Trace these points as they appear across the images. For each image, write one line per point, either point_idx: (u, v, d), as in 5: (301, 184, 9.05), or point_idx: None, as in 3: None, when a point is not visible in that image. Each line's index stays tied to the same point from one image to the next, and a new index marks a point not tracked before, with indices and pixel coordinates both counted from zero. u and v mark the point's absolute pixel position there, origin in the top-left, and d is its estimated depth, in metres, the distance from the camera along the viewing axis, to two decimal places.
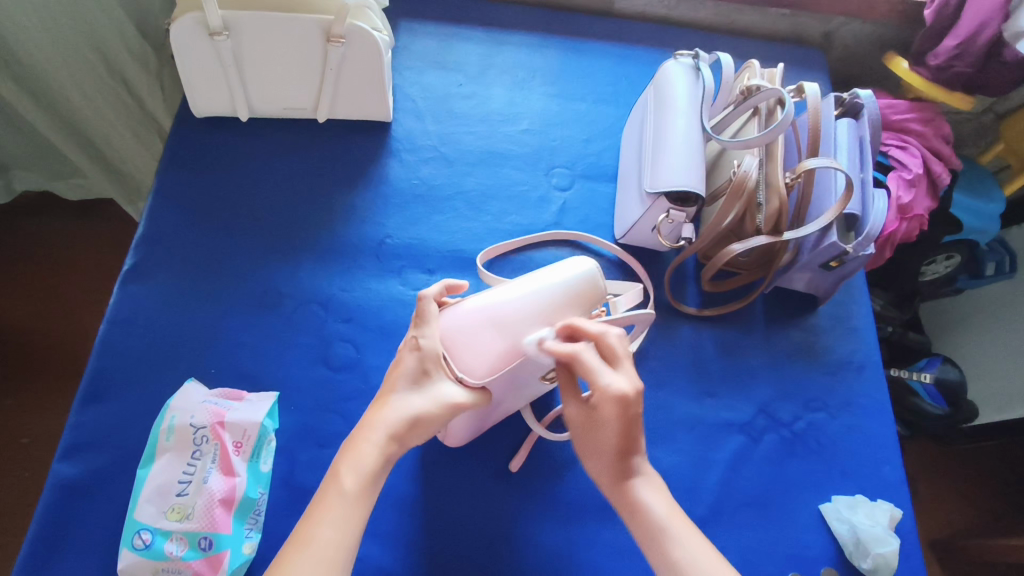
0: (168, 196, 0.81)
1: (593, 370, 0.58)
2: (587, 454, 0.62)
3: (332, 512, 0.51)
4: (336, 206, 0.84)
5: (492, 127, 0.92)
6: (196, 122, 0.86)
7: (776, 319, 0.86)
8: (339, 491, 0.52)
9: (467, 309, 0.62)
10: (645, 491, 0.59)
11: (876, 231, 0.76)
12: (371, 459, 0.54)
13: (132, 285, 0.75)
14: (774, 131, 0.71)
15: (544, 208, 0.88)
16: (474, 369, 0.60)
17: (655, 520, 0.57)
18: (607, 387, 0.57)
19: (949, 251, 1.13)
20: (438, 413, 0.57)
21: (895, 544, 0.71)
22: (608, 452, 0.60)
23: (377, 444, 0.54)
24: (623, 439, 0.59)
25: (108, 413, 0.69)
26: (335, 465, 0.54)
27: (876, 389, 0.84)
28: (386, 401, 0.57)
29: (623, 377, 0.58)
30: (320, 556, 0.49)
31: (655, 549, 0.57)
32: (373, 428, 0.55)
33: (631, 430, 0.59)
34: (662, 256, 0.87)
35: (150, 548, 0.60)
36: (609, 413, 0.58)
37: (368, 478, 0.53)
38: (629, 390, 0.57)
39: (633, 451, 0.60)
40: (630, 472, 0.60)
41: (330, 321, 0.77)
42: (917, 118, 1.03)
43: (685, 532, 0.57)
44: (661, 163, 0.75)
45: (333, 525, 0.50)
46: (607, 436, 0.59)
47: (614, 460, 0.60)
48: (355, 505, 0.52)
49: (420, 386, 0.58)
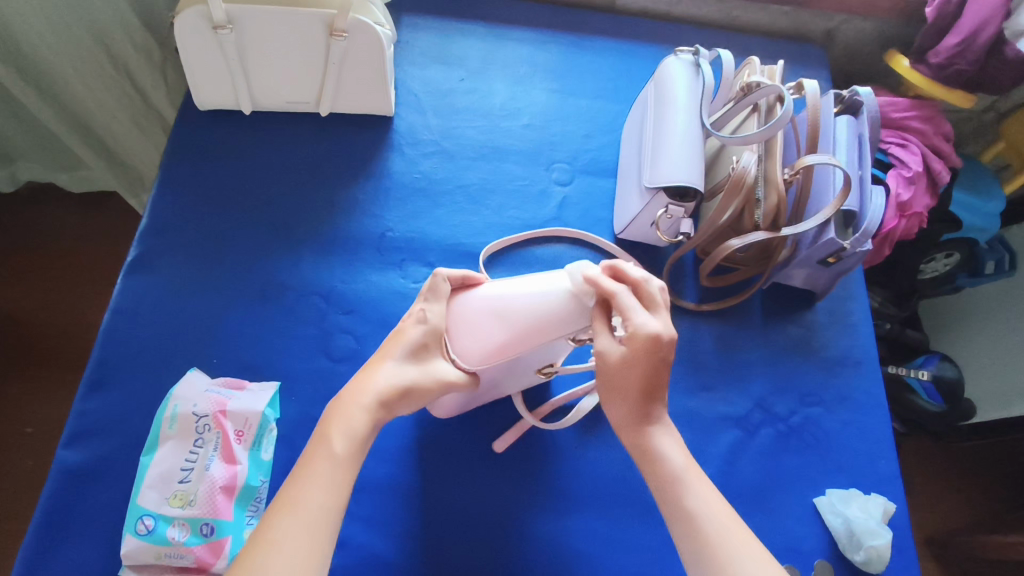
0: (172, 188, 0.82)
1: (629, 310, 0.59)
2: (609, 396, 0.62)
3: (319, 472, 0.52)
4: (338, 199, 0.84)
5: (494, 121, 0.93)
6: (199, 114, 0.87)
7: (774, 315, 0.87)
8: (328, 454, 0.53)
9: (476, 295, 0.64)
10: (663, 439, 0.61)
11: (872, 229, 0.76)
12: (360, 425, 0.54)
13: (135, 275, 0.76)
14: (773, 127, 0.71)
15: (544, 203, 0.88)
16: (468, 353, 0.62)
17: (674, 468, 0.59)
18: (643, 326, 0.58)
19: (949, 250, 1.11)
20: (430, 387, 0.59)
21: (887, 537, 0.72)
22: (633, 394, 0.61)
23: (365, 408, 0.55)
24: (648, 382, 0.60)
25: (112, 401, 0.70)
26: (324, 428, 0.54)
27: (872, 384, 0.85)
28: (378, 368, 0.58)
29: (657, 321, 0.60)
30: (305, 515, 0.50)
31: (670, 496, 0.59)
32: (363, 394, 0.56)
33: (658, 374, 0.60)
34: (661, 251, 0.88)
35: (154, 534, 0.61)
36: (637, 351, 0.58)
37: (357, 443, 0.54)
38: (664, 332, 0.59)
39: (658, 394, 0.61)
40: (652, 418, 0.61)
41: (331, 313, 0.78)
42: (917, 116, 1.03)
43: (699, 481, 0.59)
44: (661, 158, 0.76)
45: (319, 485, 0.51)
46: (636, 376, 0.59)
47: (638, 403, 0.61)
48: (343, 468, 0.53)
49: (415, 358, 0.59)
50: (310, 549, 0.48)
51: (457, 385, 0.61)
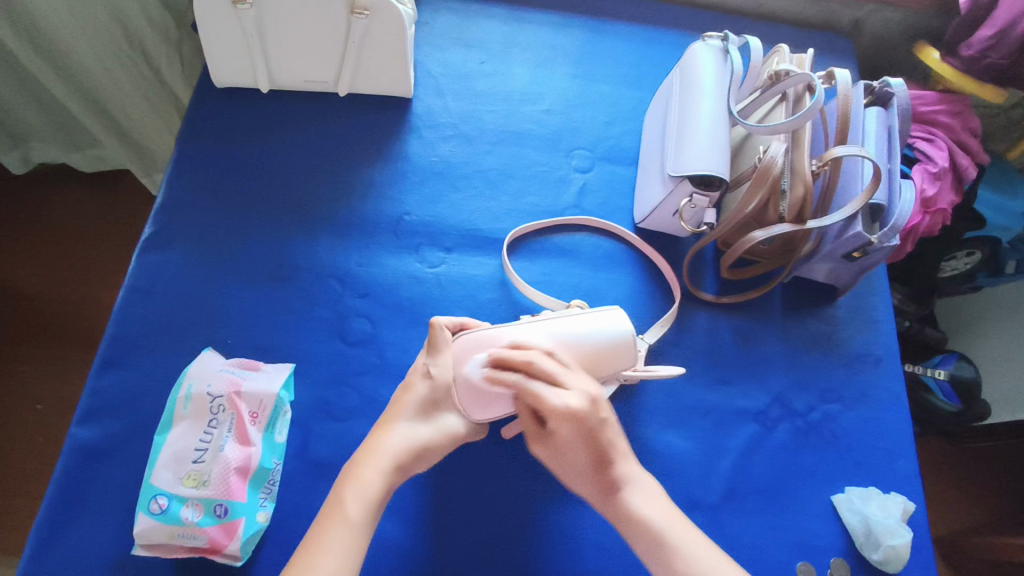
0: (187, 166, 0.81)
1: (540, 394, 0.60)
2: (564, 472, 0.62)
3: (333, 540, 0.53)
4: (354, 181, 0.83)
5: (514, 106, 0.91)
6: (217, 92, 0.86)
7: (796, 309, 0.85)
8: (343, 519, 0.54)
9: (478, 341, 0.65)
10: (636, 500, 0.60)
11: (902, 223, 0.74)
12: (374, 488, 0.56)
13: (150, 253, 0.75)
14: (802, 118, 0.70)
15: (564, 189, 0.87)
16: (479, 406, 0.63)
17: (655, 528, 0.58)
18: (556, 409, 0.59)
19: (970, 248, 1.09)
20: (442, 443, 0.61)
21: (906, 537, 0.71)
22: (584, 469, 0.61)
23: (379, 472, 0.57)
24: (593, 452, 0.61)
25: (127, 380, 0.69)
26: (338, 493, 0.56)
27: (894, 382, 0.83)
28: (391, 428, 0.60)
29: (571, 394, 0.61)
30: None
31: (661, 560, 0.57)
32: (377, 456, 0.58)
33: (597, 442, 0.61)
34: (681, 242, 0.86)
35: (167, 513, 0.60)
36: (568, 432, 0.60)
37: (371, 507, 0.55)
38: (577, 407, 0.60)
39: (610, 460, 0.61)
40: (616, 483, 0.61)
41: (347, 296, 0.77)
42: (945, 110, 1.01)
43: (685, 534, 0.58)
44: (686, 146, 0.74)
45: (334, 556, 0.52)
46: (579, 448, 0.61)
47: (593, 475, 0.61)
48: (356, 535, 0.53)
49: (425, 416, 0.62)
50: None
51: (468, 437, 0.64)
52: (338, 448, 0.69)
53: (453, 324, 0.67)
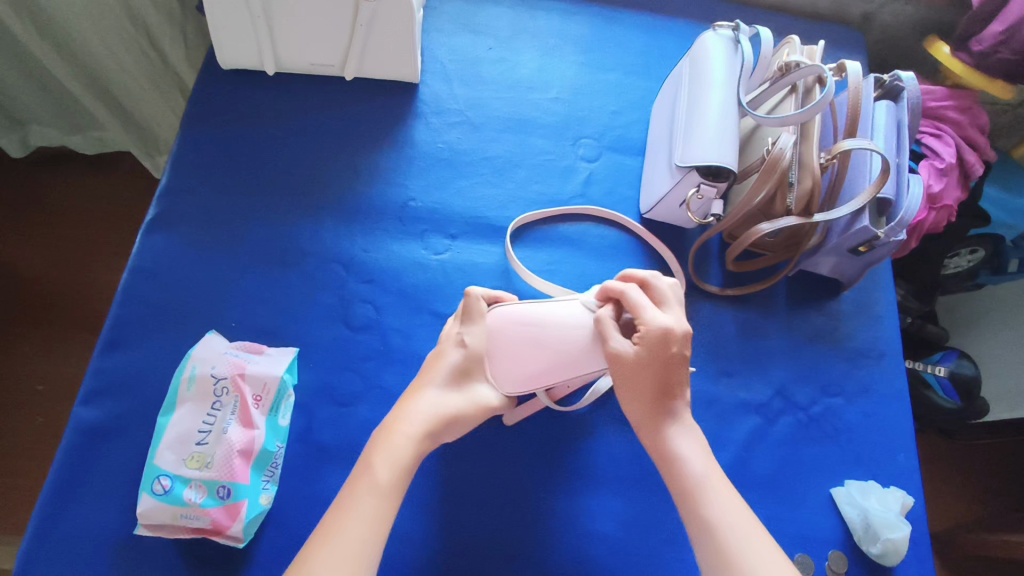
0: (192, 148, 0.80)
1: (640, 303, 0.62)
2: (627, 396, 0.61)
3: (363, 503, 0.53)
4: (360, 166, 0.83)
5: (521, 93, 0.91)
6: (222, 74, 0.85)
7: (800, 303, 0.85)
8: (370, 481, 0.54)
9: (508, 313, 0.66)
10: (684, 442, 0.60)
11: (909, 218, 0.74)
12: (405, 453, 0.56)
13: (155, 234, 0.75)
14: (813, 109, 0.69)
15: (570, 178, 0.87)
16: (506, 377, 0.65)
17: (694, 476, 0.58)
18: (659, 321, 0.60)
19: (972, 246, 1.09)
20: (472, 412, 0.61)
21: (905, 530, 0.71)
22: (647, 394, 0.60)
23: (410, 437, 0.57)
24: (659, 382, 0.60)
25: (130, 360, 0.69)
26: (368, 455, 0.56)
27: (896, 377, 0.83)
28: (422, 394, 0.60)
29: (669, 318, 0.61)
30: (347, 546, 0.50)
31: (691, 503, 0.57)
32: (406, 422, 0.58)
33: (670, 374, 0.60)
34: (687, 233, 0.86)
35: (170, 494, 0.61)
36: (653, 350, 0.60)
37: (400, 471, 0.55)
38: (677, 326, 0.61)
39: (673, 394, 0.61)
40: (670, 415, 0.61)
41: (351, 281, 0.76)
42: (954, 105, 1.00)
43: (722, 493, 0.57)
44: (694, 137, 0.74)
45: (364, 519, 0.52)
46: (648, 377, 0.60)
47: (653, 402, 0.60)
48: (384, 498, 0.53)
49: (456, 384, 0.62)
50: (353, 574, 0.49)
51: (498, 408, 0.64)
52: (341, 433, 0.69)
53: (487, 296, 0.68)
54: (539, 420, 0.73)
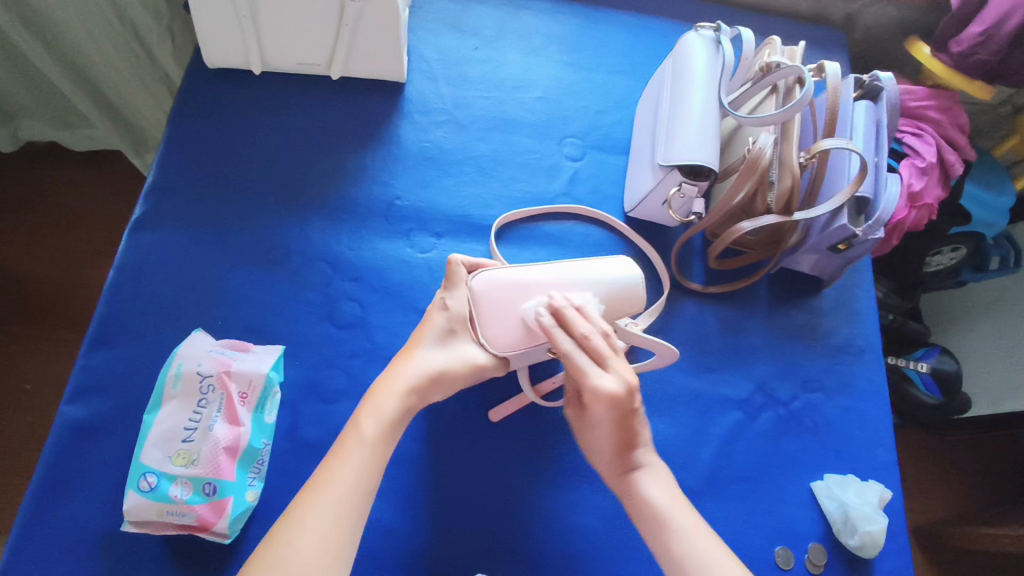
0: (179, 146, 0.81)
1: (585, 370, 0.59)
2: (590, 453, 0.65)
3: (352, 456, 0.55)
4: (346, 165, 0.83)
5: (505, 93, 0.91)
6: (210, 73, 0.86)
7: (781, 300, 0.86)
8: (359, 438, 0.56)
9: (491, 278, 0.66)
10: (647, 482, 0.61)
11: (886, 217, 0.75)
12: (391, 410, 0.58)
13: (140, 234, 0.75)
14: (792, 109, 0.70)
15: (555, 177, 0.88)
16: (498, 339, 0.65)
17: (654, 507, 0.60)
18: (597, 389, 0.58)
19: (955, 244, 1.10)
20: (461, 370, 0.62)
21: (882, 523, 0.72)
22: (609, 448, 0.63)
23: (399, 393, 0.59)
24: (623, 434, 0.62)
25: (116, 359, 0.69)
26: (356, 415, 0.58)
27: (875, 372, 0.85)
28: (413, 355, 0.62)
29: (611, 379, 0.59)
30: (334, 494, 0.52)
31: (657, 537, 0.59)
32: (395, 380, 0.60)
33: (626, 426, 0.61)
34: (670, 231, 0.87)
35: (156, 491, 0.61)
36: (601, 413, 0.60)
37: (387, 426, 0.57)
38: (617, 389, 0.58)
39: (634, 444, 0.62)
40: (633, 466, 0.62)
41: (336, 279, 0.77)
42: (935, 105, 1.02)
43: (682, 516, 0.59)
44: (676, 136, 0.75)
45: (352, 468, 0.54)
46: (606, 433, 0.62)
47: (616, 455, 0.63)
48: (374, 451, 0.56)
49: (444, 344, 0.64)
50: (337, 522, 0.51)
51: (488, 367, 0.65)
52: (328, 430, 0.70)
53: (470, 263, 0.69)
54: (523, 416, 0.74)
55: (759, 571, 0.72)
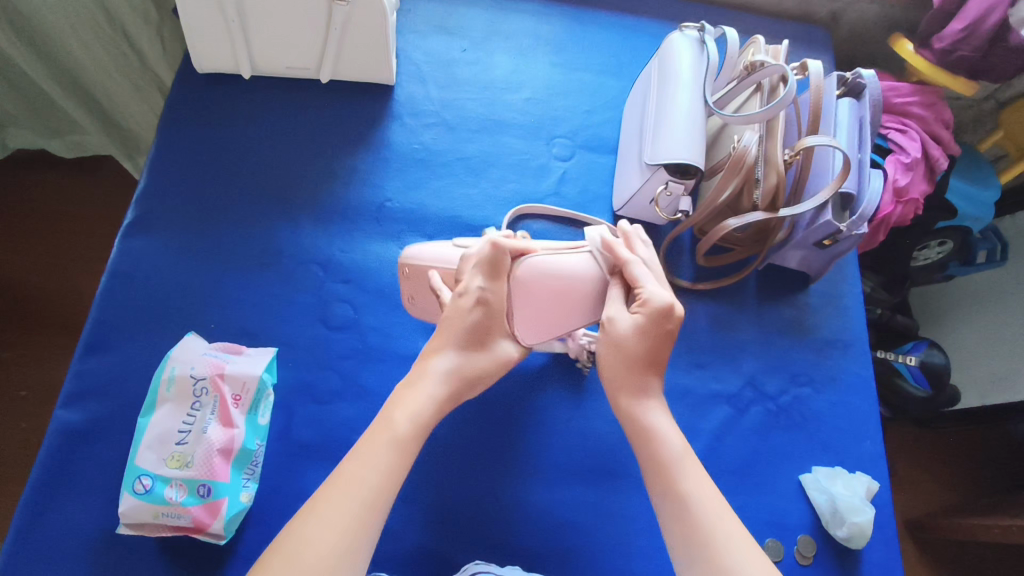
0: (170, 151, 0.81)
1: (641, 276, 0.59)
2: (605, 367, 0.59)
3: (381, 442, 0.53)
4: (337, 168, 0.84)
5: (494, 94, 0.92)
6: (199, 78, 0.86)
7: (769, 297, 0.87)
8: (390, 432, 0.53)
9: (531, 269, 0.61)
10: (659, 416, 0.58)
11: (870, 212, 0.76)
12: (426, 409, 0.55)
13: (132, 239, 0.76)
14: (776, 107, 0.71)
15: (545, 177, 0.88)
16: (528, 331, 0.62)
17: (673, 452, 0.56)
18: (658, 300, 0.58)
19: (943, 237, 1.11)
20: (492, 368, 0.59)
21: (869, 514, 0.73)
22: (631, 368, 0.58)
23: (439, 376, 0.57)
24: (653, 351, 0.58)
25: (109, 363, 0.70)
26: (387, 409, 0.55)
27: (862, 366, 0.86)
28: (442, 355, 0.57)
29: (666, 291, 0.59)
30: (362, 480, 0.50)
31: (667, 481, 0.55)
32: (426, 383, 0.56)
33: (661, 346, 0.59)
34: (659, 229, 0.88)
35: (151, 493, 0.61)
36: (648, 322, 0.58)
37: (420, 426, 0.54)
38: (675, 304, 0.58)
39: (656, 366, 0.59)
40: (645, 393, 0.59)
41: (328, 281, 0.78)
42: (919, 101, 1.03)
43: (700, 471, 0.56)
44: (662, 135, 0.76)
45: (382, 455, 0.52)
46: (640, 346, 0.58)
47: (633, 376, 0.58)
48: (403, 454, 0.53)
49: (478, 342, 0.58)
50: (360, 507, 0.49)
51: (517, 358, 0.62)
52: (321, 430, 0.71)
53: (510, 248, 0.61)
54: (515, 414, 0.74)
55: None
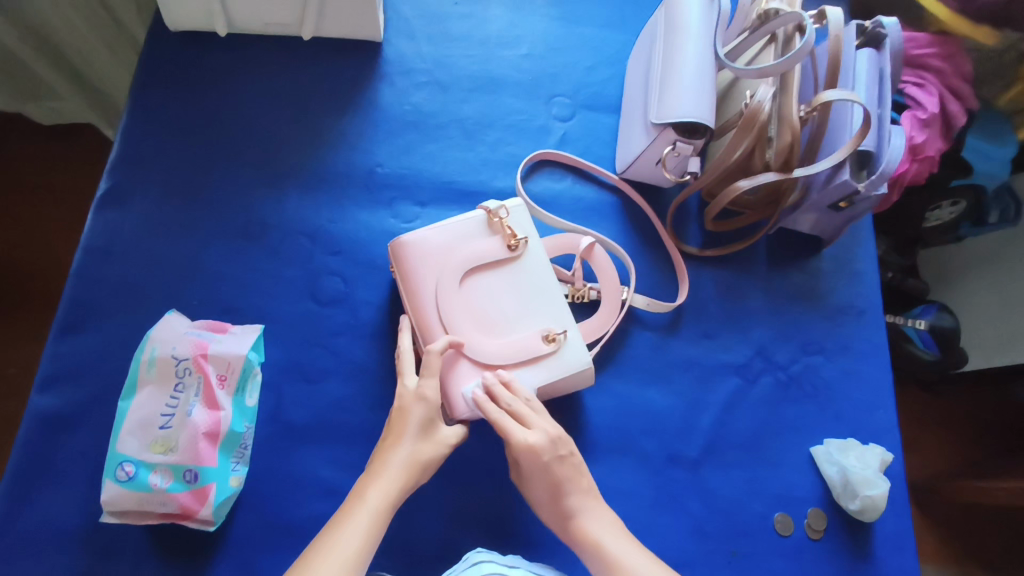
0: (144, 117, 0.76)
1: (504, 430, 0.57)
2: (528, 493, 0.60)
3: (355, 522, 0.51)
4: (323, 133, 0.79)
5: (489, 50, 0.86)
6: (173, 36, 0.80)
7: (780, 261, 0.83)
8: (364, 505, 0.52)
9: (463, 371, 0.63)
10: (592, 523, 0.57)
11: (890, 171, 0.71)
12: (395, 487, 0.54)
13: (106, 212, 0.71)
14: (792, 59, 0.66)
15: (544, 139, 0.83)
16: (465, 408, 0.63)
17: (606, 552, 0.55)
18: (518, 447, 0.57)
19: (954, 197, 1.06)
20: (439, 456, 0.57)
21: (883, 487, 0.71)
22: (543, 494, 0.58)
23: (400, 466, 0.55)
24: (548, 484, 0.57)
25: (87, 345, 0.66)
26: (360, 487, 0.54)
27: (876, 333, 0.82)
28: (394, 445, 0.56)
29: (534, 433, 0.57)
30: (342, 555, 0.49)
31: (608, 574, 0.54)
32: (382, 474, 0.54)
33: (557, 476, 0.57)
34: (665, 192, 0.83)
35: (135, 481, 0.58)
36: (529, 465, 0.57)
37: (393, 498, 0.53)
38: (538, 442, 0.57)
39: (564, 492, 0.57)
40: (570, 512, 0.57)
41: (317, 254, 0.74)
42: (937, 53, 0.98)
43: (636, 556, 0.55)
44: (669, 91, 0.71)
45: (357, 534, 0.50)
46: (536, 481, 0.58)
47: (551, 502, 0.58)
48: (379, 520, 0.52)
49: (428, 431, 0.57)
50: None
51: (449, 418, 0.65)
52: (313, 410, 0.67)
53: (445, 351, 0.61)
54: None
55: (756, 537, 0.71)
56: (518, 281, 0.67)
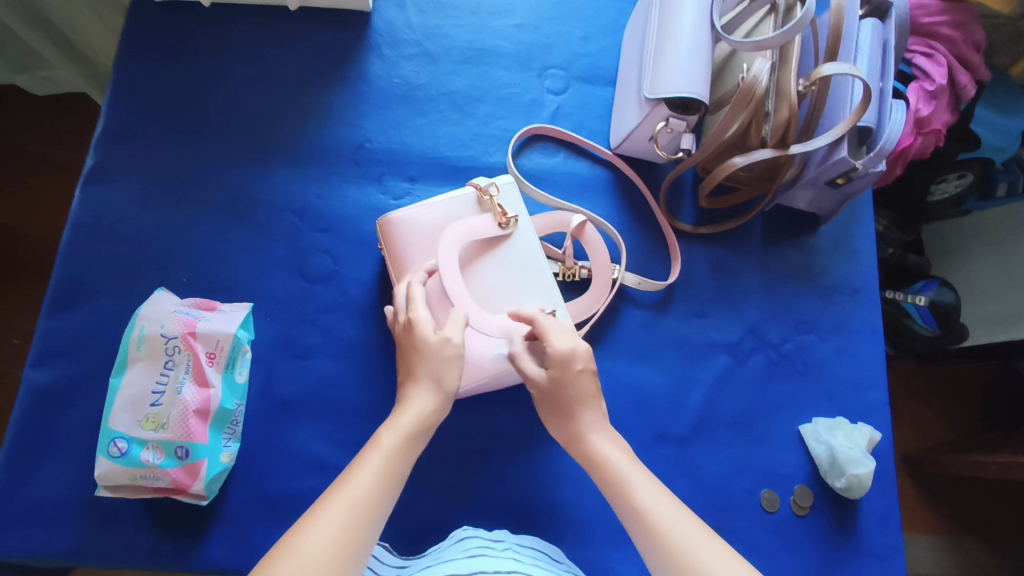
0: (128, 90, 0.75)
1: (546, 330, 0.56)
2: (547, 415, 0.57)
3: (367, 463, 0.48)
4: (310, 106, 0.77)
5: (481, 20, 0.84)
6: (156, 5, 0.78)
7: (775, 239, 0.82)
8: (376, 445, 0.50)
9: None
10: (603, 443, 0.55)
11: (889, 148, 0.69)
12: (409, 423, 0.51)
13: (94, 187, 0.71)
14: (790, 32, 0.63)
15: (536, 112, 0.82)
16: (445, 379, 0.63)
17: (617, 470, 0.53)
18: (554, 348, 0.55)
19: (961, 170, 1.03)
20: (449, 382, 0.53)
21: (870, 466, 0.71)
22: (561, 415, 0.56)
23: (416, 406, 0.52)
24: (563, 397, 0.55)
25: (78, 321, 0.67)
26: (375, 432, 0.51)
27: (870, 311, 0.82)
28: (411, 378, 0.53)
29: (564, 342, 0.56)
30: (357, 495, 0.46)
31: (622, 498, 0.52)
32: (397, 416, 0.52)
33: (581, 387, 0.55)
34: (659, 168, 0.82)
35: (127, 456, 0.59)
36: (550, 379, 0.55)
37: (408, 435, 0.51)
38: (578, 347, 0.56)
39: (574, 409, 0.55)
40: (582, 428, 0.55)
41: (306, 230, 0.73)
42: (948, 21, 0.94)
43: (648, 481, 0.52)
44: (662, 66, 0.69)
45: (372, 470, 0.48)
46: (567, 393, 0.55)
47: (563, 421, 0.56)
48: (393, 460, 0.49)
49: (436, 344, 0.53)
50: (363, 521, 0.45)
51: None
52: (303, 387, 0.68)
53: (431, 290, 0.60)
54: None
55: (741, 513, 0.72)
56: (510, 259, 0.66)
